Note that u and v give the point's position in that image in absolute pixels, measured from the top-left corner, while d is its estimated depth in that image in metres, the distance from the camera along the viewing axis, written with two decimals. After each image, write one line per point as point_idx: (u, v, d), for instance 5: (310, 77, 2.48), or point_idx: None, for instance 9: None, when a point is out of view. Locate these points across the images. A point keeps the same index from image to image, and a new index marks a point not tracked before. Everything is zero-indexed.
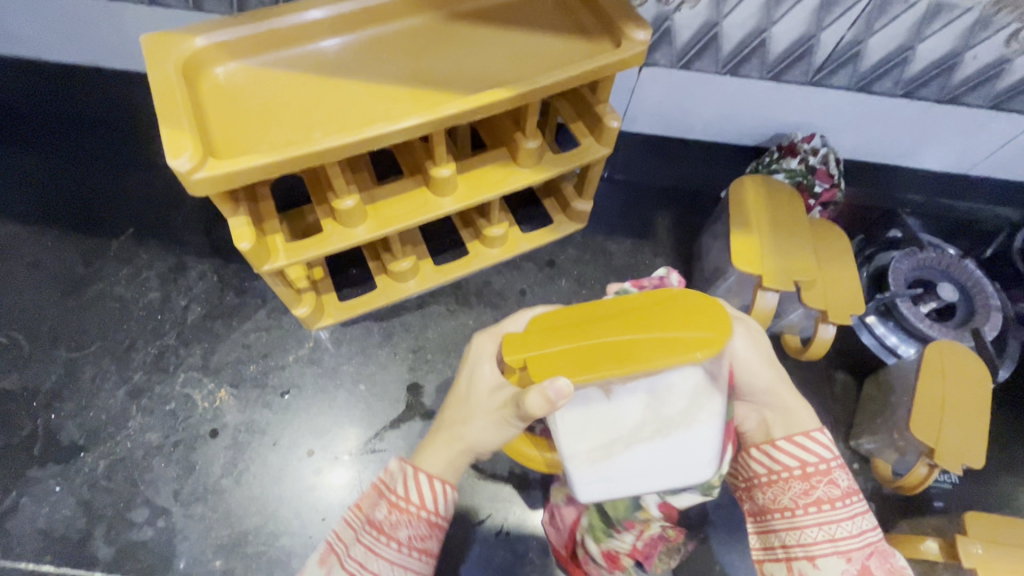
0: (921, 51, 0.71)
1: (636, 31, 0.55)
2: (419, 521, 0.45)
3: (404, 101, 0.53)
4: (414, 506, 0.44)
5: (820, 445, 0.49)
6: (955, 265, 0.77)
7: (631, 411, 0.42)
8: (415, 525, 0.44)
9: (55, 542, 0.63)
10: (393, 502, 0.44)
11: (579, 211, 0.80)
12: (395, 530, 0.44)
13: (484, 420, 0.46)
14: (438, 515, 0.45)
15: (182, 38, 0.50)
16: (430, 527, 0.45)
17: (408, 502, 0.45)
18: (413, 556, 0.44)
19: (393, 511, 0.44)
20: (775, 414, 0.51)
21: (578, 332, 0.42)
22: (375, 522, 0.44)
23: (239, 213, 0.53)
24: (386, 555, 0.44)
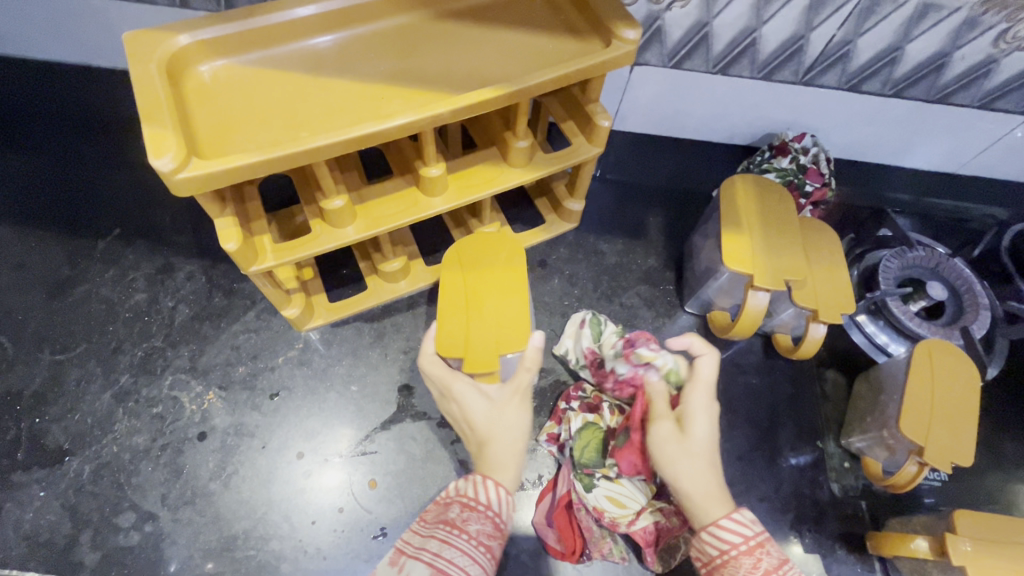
0: (910, 51, 0.71)
1: (625, 30, 0.54)
2: (486, 519, 0.50)
3: (392, 100, 0.53)
4: (483, 505, 0.50)
5: (735, 524, 0.48)
6: (944, 264, 0.77)
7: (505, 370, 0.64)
8: (483, 521, 0.50)
9: (40, 548, 0.62)
10: (464, 503, 0.50)
11: (571, 210, 0.79)
12: (466, 524, 0.49)
13: (514, 409, 0.56)
14: (500, 516, 0.51)
15: (164, 36, 0.49)
16: (495, 528, 0.50)
17: (476, 502, 0.50)
18: (482, 551, 0.48)
19: (465, 509, 0.50)
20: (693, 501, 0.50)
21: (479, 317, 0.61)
22: (448, 520, 0.49)
23: (226, 214, 0.52)
24: (457, 543, 0.47)
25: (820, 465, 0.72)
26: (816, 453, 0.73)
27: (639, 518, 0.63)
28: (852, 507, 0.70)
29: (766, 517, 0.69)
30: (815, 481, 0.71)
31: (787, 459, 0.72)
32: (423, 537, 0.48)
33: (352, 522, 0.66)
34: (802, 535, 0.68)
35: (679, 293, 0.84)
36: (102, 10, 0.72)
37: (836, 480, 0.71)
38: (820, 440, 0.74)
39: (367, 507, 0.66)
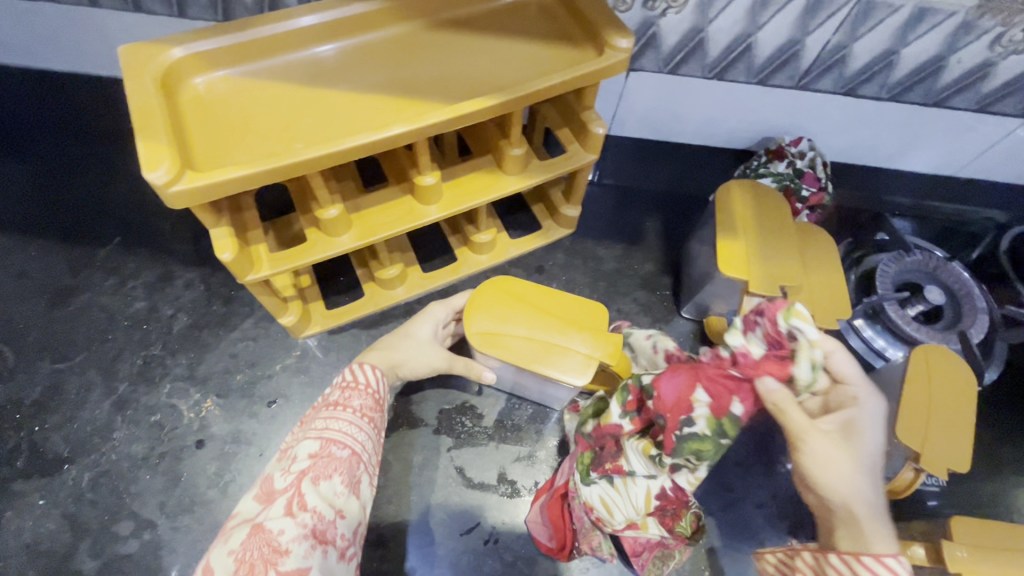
0: (906, 55, 0.71)
1: (618, 39, 0.54)
2: (365, 396, 0.56)
3: (386, 110, 0.53)
4: (361, 383, 0.57)
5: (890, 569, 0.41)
6: (942, 267, 0.78)
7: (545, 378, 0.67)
8: (363, 397, 0.56)
9: (40, 557, 0.62)
10: (344, 385, 0.56)
11: (568, 216, 0.80)
12: (347, 399, 0.55)
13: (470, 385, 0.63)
14: (377, 393, 0.57)
15: (159, 49, 0.49)
16: (375, 402, 0.57)
17: (357, 386, 0.57)
18: (365, 421, 0.54)
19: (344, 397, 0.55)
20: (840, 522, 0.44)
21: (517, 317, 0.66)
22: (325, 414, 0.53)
23: (221, 224, 0.53)
24: (344, 417, 0.53)
25: None
26: None
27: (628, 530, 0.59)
28: None
29: (763, 523, 0.69)
30: None
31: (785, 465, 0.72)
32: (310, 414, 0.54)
33: None
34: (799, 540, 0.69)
35: (676, 298, 0.84)
36: (100, 20, 0.73)
37: None
38: None
39: None
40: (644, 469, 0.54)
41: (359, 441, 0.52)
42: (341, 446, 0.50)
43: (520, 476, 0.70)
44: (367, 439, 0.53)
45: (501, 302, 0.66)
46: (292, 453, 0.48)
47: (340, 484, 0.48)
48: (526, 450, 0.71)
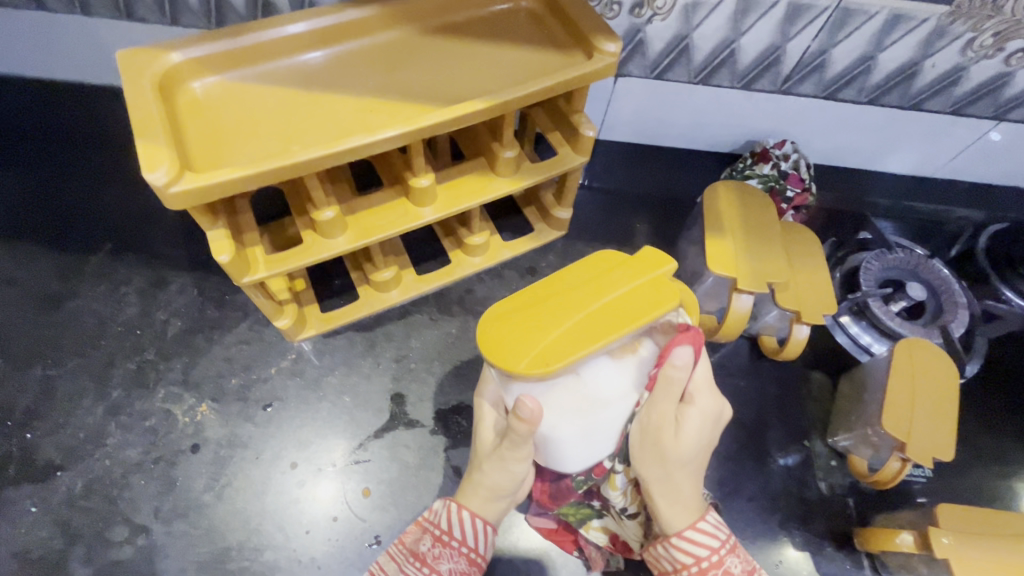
0: (882, 60, 0.74)
1: (606, 43, 0.56)
2: (458, 556, 0.53)
3: (381, 112, 0.54)
4: (456, 541, 0.53)
5: (712, 527, 0.52)
6: (923, 264, 0.80)
7: (587, 387, 0.51)
8: (455, 560, 0.53)
9: (31, 564, 0.62)
10: (436, 537, 0.54)
11: (559, 219, 0.81)
12: (437, 562, 0.53)
13: (488, 464, 0.54)
14: (477, 553, 0.54)
15: (158, 53, 0.50)
16: (470, 563, 0.54)
17: (449, 535, 0.54)
18: None
19: (437, 545, 0.53)
20: (681, 505, 0.52)
21: (551, 323, 0.51)
22: (419, 555, 0.53)
23: (219, 226, 0.53)
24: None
25: (808, 463, 0.73)
26: (804, 453, 0.74)
27: None
28: (840, 505, 0.71)
29: (756, 516, 0.70)
30: (803, 480, 0.72)
31: (775, 460, 0.73)
32: (399, 563, 0.54)
33: (346, 531, 0.66)
34: (792, 533, 0.69)
35: None
36: (93, 29, 0.74)
37: (823, 478, 0.73)
38: (806, 439, 0.75)
39: (361, 515, 0.67)
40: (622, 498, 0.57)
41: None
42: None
43: None
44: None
45: (517, 330, 0.52)
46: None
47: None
48: None
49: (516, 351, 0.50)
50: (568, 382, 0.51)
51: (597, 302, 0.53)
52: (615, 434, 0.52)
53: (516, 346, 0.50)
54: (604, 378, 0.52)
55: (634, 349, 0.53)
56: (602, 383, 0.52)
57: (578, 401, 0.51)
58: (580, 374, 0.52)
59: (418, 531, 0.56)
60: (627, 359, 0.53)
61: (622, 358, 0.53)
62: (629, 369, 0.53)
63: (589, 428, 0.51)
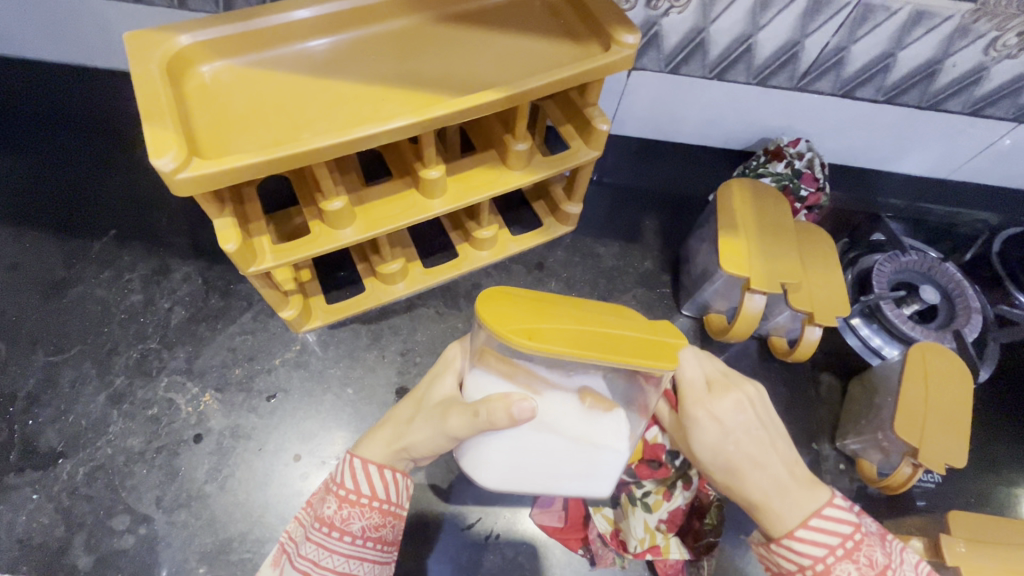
0: (902, 58, 0.72)
1: (624, 35, 0.55)
2: (370, 512, 0.52)
3: (392, 101, 0.53)
4: (365, 499, 0.52)
5: (818, 531, 0.48)
6: (936, 267, 0.78)
7: (545, 406, 0.47)
8: (367, 517, 0.52)
9: (33, 552, 0.61)
10: (342, 497, 0.52)
11: (569, 213, 0.80)
12: (347, 523, 0.51)
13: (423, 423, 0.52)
14: (388, 503, 0.54)
15: (166, 36, 0.49)
16: (382, 516, 0.53)
17: (357, 493, 0.52)
18: (367, 545, 0.53)
19: (344, 506, 0.52)
20: (777, 511, 0.50)
21: (550, 316, 0.43)
22: (326, 519, 0.51)
23: (225, 215, 0.52)
24: (339, 549, 0.51)
25: (815, 466, 0.73)
26: (812, 456, 0.73)
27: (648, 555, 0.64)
28: None
29: None
30: None
31: None
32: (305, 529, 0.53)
33: None
34: None
35: (676, 296, 0.84)
36: (99, 12, 0.72)
37: (831, 481, 0.72)
38: (815, 442, 0.74)
39: None
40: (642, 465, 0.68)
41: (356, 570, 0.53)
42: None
43: None
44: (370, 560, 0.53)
45: (512, 308, 0.43)
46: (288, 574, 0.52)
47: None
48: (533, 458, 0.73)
49: (492, 309, 0.43)
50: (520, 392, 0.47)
51: (595, 328, 0.43)
52: (530, 477, 0.50)
53: (503, 316, 0.42)
54: (563, 412, 0.48)
55: (605, 407, 0.49)
56: (560, 410, 0.48)
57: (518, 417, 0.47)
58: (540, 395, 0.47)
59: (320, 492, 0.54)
60: (591, 413, 0.49)
61: (592, 407, 0.49)
62: (586, 419, 0.48)
63: (518, 454, 0.48)
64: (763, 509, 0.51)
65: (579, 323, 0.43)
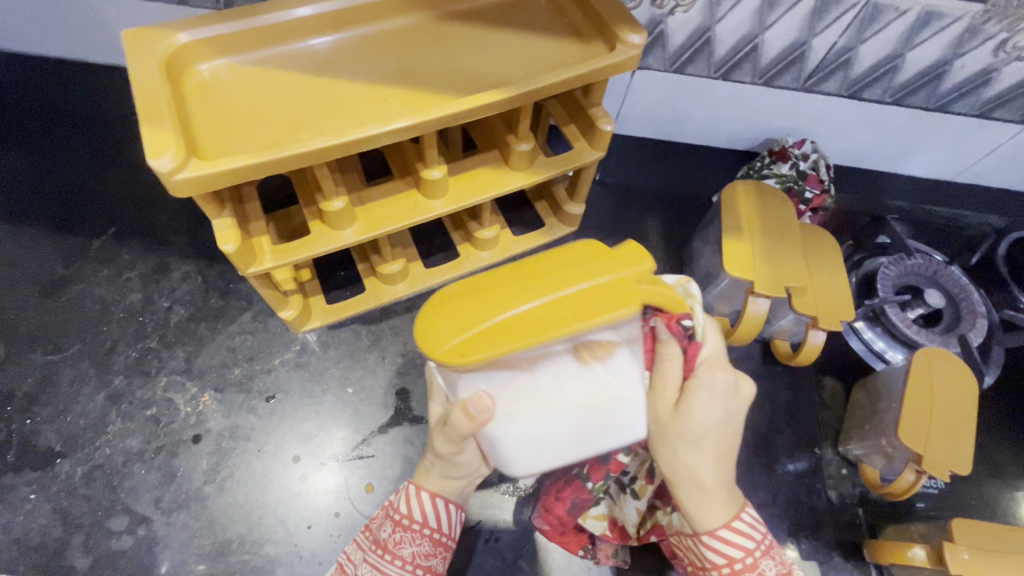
0: (910, 59, 0.71)
1: (630, 34, 0.54)
2: (422, 539, 0.52)
3: (394, 101, 0.52)
4: (418, 523, 0.51)
5: (748, 526, 0.45)
6: (941, 271, 0.78)
7: (539, 378, 0.44)
8: (418, 542, 0.51)
9: (30, 552, 0.61)
10: (396, 521, 0.52)
11: (571, 214, 0.79)
12: (398, 547, 0.50)
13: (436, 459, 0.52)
14: (441, 533, 0.53)
15: (165, 34, 0.48)
16: (434, 545, 0.52)
17: (409, 518, 0.52)
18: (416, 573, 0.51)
19: (397, 529, 0.51)
20: (719, 498, 0.45)
21: (492, 304, 0.43)
22: (382, 542, 0.51)
23: (224, 215, 0.52)
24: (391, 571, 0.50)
25: (817, 471, 0.72)
26: (814, 460, 0.73)
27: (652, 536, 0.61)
28: (849, 514, 0.70)
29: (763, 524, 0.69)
30: (813, 487, 0.71)
31: (785, 466, 0.72)
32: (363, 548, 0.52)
33: (349, 527, 0.65)
34: (799, 540, 0.69)
35: None
36: (97, 7, 0.71)
37: (833, 486, 0.72)
38: (817, 446, 0.74)
39: (363, 511, 0.66)
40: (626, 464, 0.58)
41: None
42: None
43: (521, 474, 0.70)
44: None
45: (461, 308, 0.43)
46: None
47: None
48: None
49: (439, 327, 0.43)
50: (516, 378, 0.44)
51: (541, 299, 0.43)
52: (554, 458, 0.46)
53: (432, 337, 0.42)
54: (559, 380, 0.44)
55: (606, 355, 0.45)
56: (559, 375, 0.44)
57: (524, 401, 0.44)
58: (535, 372, 0.44)
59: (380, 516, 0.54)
60: (596, 364, 0.45)
61: (591, 360, 0.45)
62: (592, 376, 0.44)
63: (530, 437, 0.44)
64: (708, 494, 0.45)
65: (528, 297, 0.43)
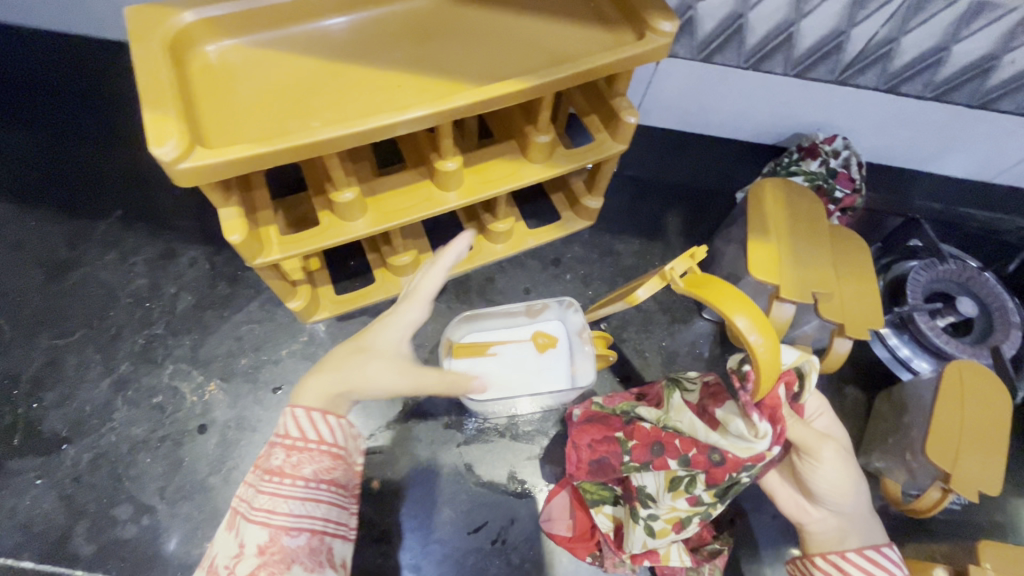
0: (956, 53, 0.66)
1: (660, 21, 0.50)
2: (320, 455, 0.45)
3: (409, 88, 0.50)
4: (313, 442, 0.44)
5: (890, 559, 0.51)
6: (975, 278, 0.74)
7: (506, 362, 0.67)
8: (317, 461, 0.45)
9: (35, 538, 0.61)
10: (288, 445, 0.44)
11: (588, 208, 0.76)
12: (297, 469, 0.44)
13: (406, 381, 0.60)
14: (341, 448, 0.46)
15: (170, 12, 0.46)
16: (334, 459, 0.46)
17: (304, 441, 0.44)
18: (323, 490, 0.45)
19: (292, 453, 0.44)
20: (852, 523, 0.52)
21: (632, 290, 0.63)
22: (272, 470, 0.44)
23: (231, 204, 0.50)
24: (296, 494, 0.44)
25: None
26: None
27: (646, 560, 0.60)
28: None
29: (778, 536, 0.68)
30: None
31: None
32: (252, 483, 0.45)
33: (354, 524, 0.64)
34: None
35: None
36: None
37: None
38: None
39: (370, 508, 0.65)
40: (656, 489, 0.55)
41: (316, 517, 0.45)
42: (293, 532, 0.43)
43: (530, 476, 0.68)
44: (329, 508, 0.46)
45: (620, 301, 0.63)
46: (240, 535, 0.43)
47: (302, 573, 0.44)
48: (500, 475, 0.68)
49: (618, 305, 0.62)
50: (490, 361, 0.67)
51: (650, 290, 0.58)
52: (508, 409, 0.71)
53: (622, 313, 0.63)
54: (520, 360, 0.68)
55: (551, 347, 0.69)
56: (522, 360, 0.68)
57: (496, 377, 0.66)
58: (501, 355, 0.68)
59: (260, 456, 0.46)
60: (546, 358, 0.68)
61: (544, 351, 0.68)
62: (544, 361, 0.68)
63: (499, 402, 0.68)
64: (851, 520, 0.52)
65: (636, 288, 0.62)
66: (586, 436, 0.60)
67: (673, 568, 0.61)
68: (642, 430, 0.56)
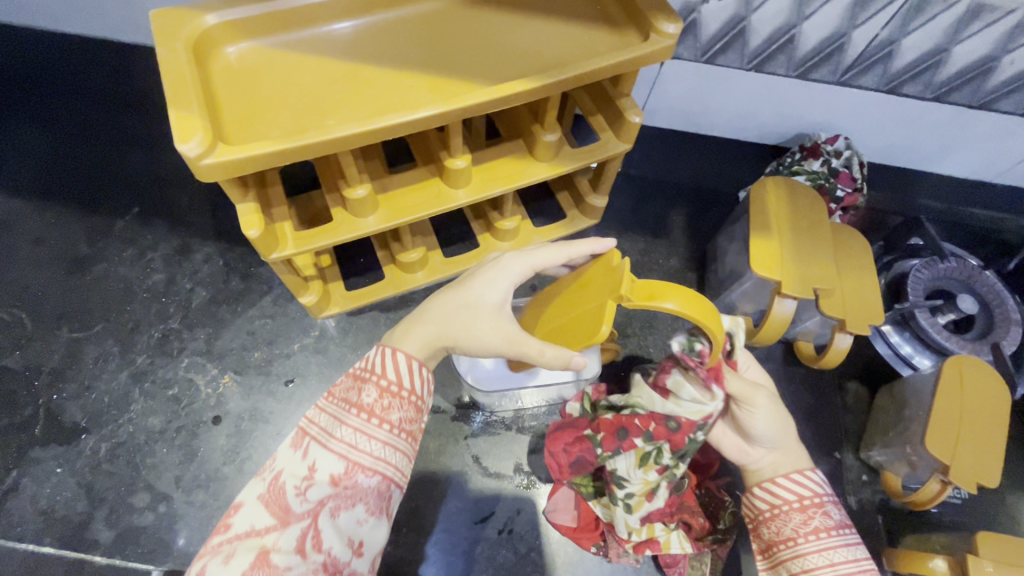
0: (956, 54, 0.68)
1: (665, 23, 0.52)
2: (407, 404, 0.46)
3: (421, 88, 0.51)
4: (405, 391, 0.46)
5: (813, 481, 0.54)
6: (976, 276, 0.74)
7: None
8: (403, 407, 0.45)
9: (56, 524, 0.63)
10: (382, 387, 0.45)
11: (593, 206, 0.77)
12: (386, 412, 0.45)
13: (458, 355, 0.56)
14: (423, 401, 0.47)
15: (193, 15, 0.48)
16: (417, 411, 0.47)
17: (396, 387, 0.46)
18: (403, 438, 0.45)
19: (385, 396, 0.45)
20: (783, 455, 0.55)
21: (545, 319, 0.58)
22: (361, 405, 0.44)
23: (248, 199, 0.52)
24: (379, 436, 0.44)
25: (837, 475, 0.71)
26: (835, 465, 0.72)
27: (648, 549, 0.62)
28: (868, 521, 0.69)
29: None
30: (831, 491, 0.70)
31: None
32: (335, 413, 0.44)
33: None
34: None
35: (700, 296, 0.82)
36: None
37: (852, 492, 0.71)
38: (837, 450, 0.73)
39: None
40: (627, 472, 0.57)
41: (390, 462, 0.45)
42: (369, 472, 0.43)
43: (536, 468, 0.70)
44: (403, 458, 0.46)
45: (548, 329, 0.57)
46: (311, 458, 0.43)
47: (363, 512, 0.43)
48: (506, 467, 0.70)
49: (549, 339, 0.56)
50: None
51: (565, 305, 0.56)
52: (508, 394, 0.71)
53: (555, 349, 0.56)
54: None
55: None
56: None
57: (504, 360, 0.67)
58: None
59: (346, 383, 0.46)
60: None
61: None
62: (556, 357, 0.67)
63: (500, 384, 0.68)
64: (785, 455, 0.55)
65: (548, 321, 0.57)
66: (560, 442, 0.62)
67: (674, 555, 0.63)
68: (605, 420, 0.57)
